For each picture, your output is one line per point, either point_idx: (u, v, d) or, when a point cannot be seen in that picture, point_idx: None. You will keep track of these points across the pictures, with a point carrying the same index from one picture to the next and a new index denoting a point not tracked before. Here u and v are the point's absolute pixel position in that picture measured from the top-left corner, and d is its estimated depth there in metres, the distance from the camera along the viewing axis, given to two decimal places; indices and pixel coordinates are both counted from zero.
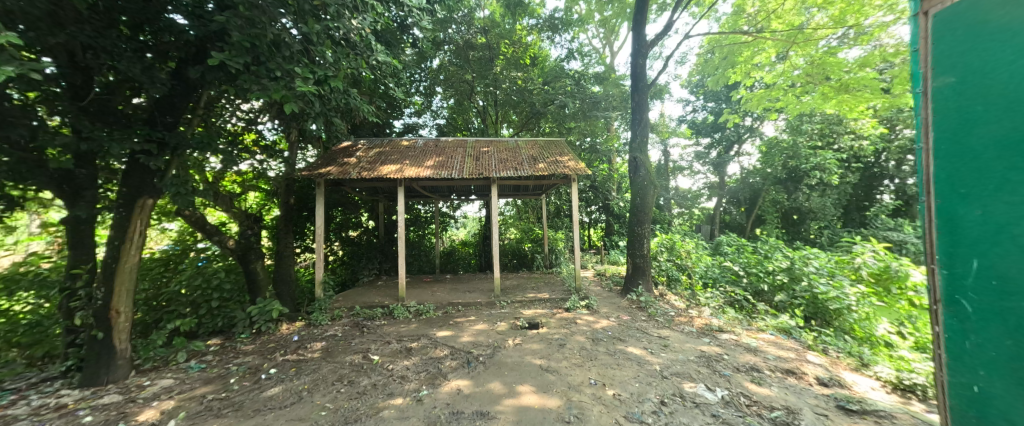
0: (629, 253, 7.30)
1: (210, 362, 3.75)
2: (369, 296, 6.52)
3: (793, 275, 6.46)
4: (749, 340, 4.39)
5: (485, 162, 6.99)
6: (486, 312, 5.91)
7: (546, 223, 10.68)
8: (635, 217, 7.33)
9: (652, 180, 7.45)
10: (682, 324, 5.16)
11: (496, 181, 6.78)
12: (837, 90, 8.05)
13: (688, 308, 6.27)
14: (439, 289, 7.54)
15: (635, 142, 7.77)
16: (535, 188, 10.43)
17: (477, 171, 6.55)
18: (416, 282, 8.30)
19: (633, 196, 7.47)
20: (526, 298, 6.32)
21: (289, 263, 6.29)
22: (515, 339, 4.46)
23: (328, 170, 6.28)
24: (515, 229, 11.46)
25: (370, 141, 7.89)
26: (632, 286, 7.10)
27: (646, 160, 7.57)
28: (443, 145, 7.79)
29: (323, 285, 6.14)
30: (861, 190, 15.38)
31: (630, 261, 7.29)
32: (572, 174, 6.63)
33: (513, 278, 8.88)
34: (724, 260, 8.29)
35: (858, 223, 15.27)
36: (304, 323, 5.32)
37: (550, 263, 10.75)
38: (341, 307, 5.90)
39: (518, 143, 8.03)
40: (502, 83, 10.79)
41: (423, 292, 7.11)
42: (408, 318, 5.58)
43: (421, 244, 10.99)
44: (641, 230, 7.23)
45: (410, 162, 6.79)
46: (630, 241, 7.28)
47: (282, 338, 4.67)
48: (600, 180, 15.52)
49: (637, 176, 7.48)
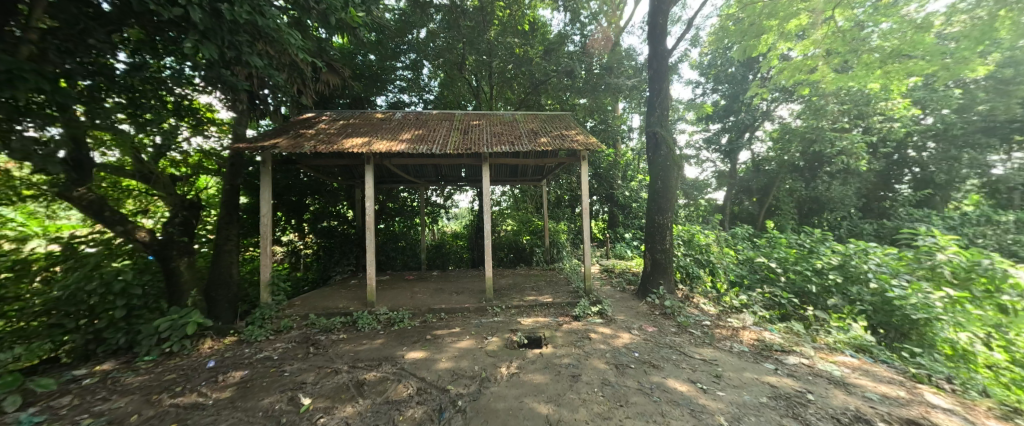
0: (647, 248, 6.13)
1: (56, 412, 2.54)
2: (332, 301, 5.30)
3: (850, 275, 5.31)
4: (829, 367, 3.21)
5: (474, 136, 5.76)
6: (475, 321, 4.73)
7: (547, 212, 9.52)
8: (655, 203, 6.12)
9: (676, 160, 6.24)
10: (727, 340, 3.99)
11: (489, 159, 5.56)
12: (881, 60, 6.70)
13: (722, 314, 5.12)
14: (421, 290, 6.34)
15: (654, 116, 6.58)
16: (535, 172, 9.24)
17: (465, 145, 5.30)
18: (396, 282, 7.10)
19: (652, 180, 6.31)
20: (525, 303, 5.15)
21: (229, 260, 5.06)
22: (510, 366, 3.27)
23: (276, 142, 4.99)
24: (512, 220, 10.33)
25: (338, 113, 6.60)
26: (650, 287, 5.96)
27: (668, 135, 6.35)
28: (425, 117, 6.51)
29: (271, 288, 4.91)
30: (880, 178, 14.33)
31: (648, 258, 6.12)
32: (582, 150, 5.42)
33: (510, 276, 7.69)
34: (753, 255, 7.17)
35: (877, 214, 14.20)
36: (236, 339, 4.10)
37: (551, 258, 9.62)
38: (292, 315, 4.68)
39: (516, 115, 6.77)
40: (498, 52, 9.45)
41: (400, 294, 5.90)
42: (375, 330, 4.39)
43: (406, 236, 9.79)
44: (665, 220, 6.03)
45: (382, 135, 5.52)
46: (648, 232, 6.15)
47: (193, 362, 3.45)
48: (605, 167, 14.35)
49: (660, 156, 6.24)
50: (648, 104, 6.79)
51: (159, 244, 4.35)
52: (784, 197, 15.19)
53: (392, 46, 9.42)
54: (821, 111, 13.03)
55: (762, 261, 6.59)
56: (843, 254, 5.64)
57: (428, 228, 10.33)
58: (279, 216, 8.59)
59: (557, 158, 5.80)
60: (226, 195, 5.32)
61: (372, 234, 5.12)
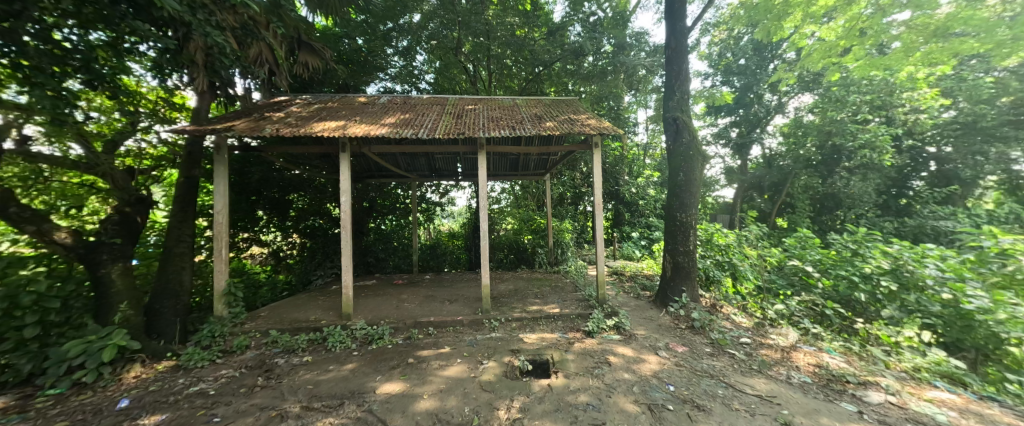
0: (667, 250, 5.37)
1: None
2: (303, 313, 4.55)
3: (906, 281, 4.57)
4: (928, 408, 2.48)
5: (469, 120, 5.00)
6: (468, 338, 3.97)
7: (551, 209, 8.77)
8: (675, 198, 5.33)
9: (700, 148, 5.42)
10: (778, 365, 3.24)
11: (486, 146, 4.79)
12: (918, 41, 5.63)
13: (760, 328, 4.37)
14: (409, 298, 5.58)
15: (672, 101, 5.82)
16: (538, 165, 8.50)
17: (456, 129, 4.54)
18: (384, 288, 6.36)
19: (669, 172, 5.57)
20: (528, 316, 4.40)
21: (179, 265, 4.32)
22: (512, 407, 2.53)
23: (232, 125, 4.20)
24: (512, 218, 9.47)
25: (315, 97, 5.83)
26: (670, 294, 5.22)
27: (689, 121, 5.57)
28: (414, 101, 5.72)
29: (228, 298, 4.14)
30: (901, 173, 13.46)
31: (667, 261, 5.36)
32: (594, 135, 4.66)
33: (511, 280, 6.95)
34: (783, 258, 6.39)
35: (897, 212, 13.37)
36: (174, 363, 3.35)
37: (555, 259, 8.88)
38: (250, 332, 3.92)
39: (517, 100, 5.98)
40: (496, 34, 8.63)
41: (384, 303, 5.16)
42: (348, 352, 3.62)
43: (398, 236, 9.03)
44: (688, 218, 5.24)
45: (361, 118, 4.73)
46: (667, 231, 5.40)
47: (103, 401, 2.68)
48: (611, 162, 13.61)
49: (681, 147, 5.44)
50: (664, 89, 6.06)
51: (85, 247, 3.58)
52: (799, 193, 14.44)
53: (381, 28, 8.54)
54: (843, 102, 12.21)
55: (794, 264, 5.82)
56: (895, 257, 4.86)
57: (421, 226, 9.57)
58: (261, 215, 7.78)
59: (567, 146, 5.00)
60: (180, 188, 4.60)
61: (350, 233, 4.36)
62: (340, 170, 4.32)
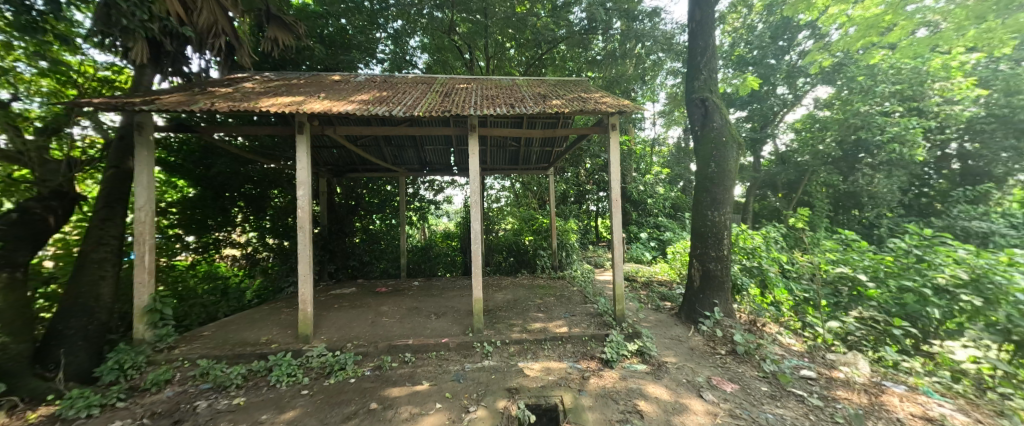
0: (694, 256, 4.51)
1: None
2: (254, 333, 3.71)
3: (992, 296, 3.68)
4: None
5: (459, 98, 4.15)
6: (454, 369, 3.13)
7: (555, 208, 7.92)
8: (703, 195, 4.42)
9: (734, 134, 4.53)
10: (871, 416, 2.38)
11: (478, 129, 3.93)
12: (983, 9, 4.69)
13: (819, 357, 3.50)
14: (390, 311, 4.72)
15: (697, 80, 4.95)
16: (539, 159, 7.66)
17: (441, 107, 3.69)
18: (365, 297, 5.53)
19: (696, 164, 4.66)
20: (531, 338, 3.55)
21: (97, 274, 3.48)
22: None
23: (160, 98, 3.35)
24: (512, 217, 8.60)
25: (281, 75, 4.98)
26: (700, 309, 4.37)
27: (720, 102, 4.68)
28: (396, 80, 4.86)
29: (151, 319, 3.26)
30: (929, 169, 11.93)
31: (694, 269, 4.50)
32: (611, 114, 3.81)
33: (510, 288, 6.12)
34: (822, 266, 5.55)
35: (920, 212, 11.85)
36: (54, 412, 2.50)
37: (559, 263, 8.07)
38: (176, 362, 3.08)
39: (516, 80, 5.12)
40: (493, 10, 7.70)
41: (360, 318, 4.35)
42: (295, 391, 2.78)
43: (386, 237, 8.20)
44: (721, 218, 4.32)
45: (327, 95, 3.88)
46: (693, 232, 4.54)
47: None
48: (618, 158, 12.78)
49: (711, 134, 4.51)
50: (686, 67, 5.21)
51: None
52: (818, 192, 13.42)
53: (368, 6, 7.58)
54: (871, 93, 11.21)
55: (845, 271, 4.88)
56: (974, 265, 3.95)
57: (413, 226, 8.75)
58: (235, 213, 7.07)
59: (578, 129, 4.09)
60: (107, 180, 3.74)
61: (309, 236, 3.51)
62: (297, 157, 3.46)
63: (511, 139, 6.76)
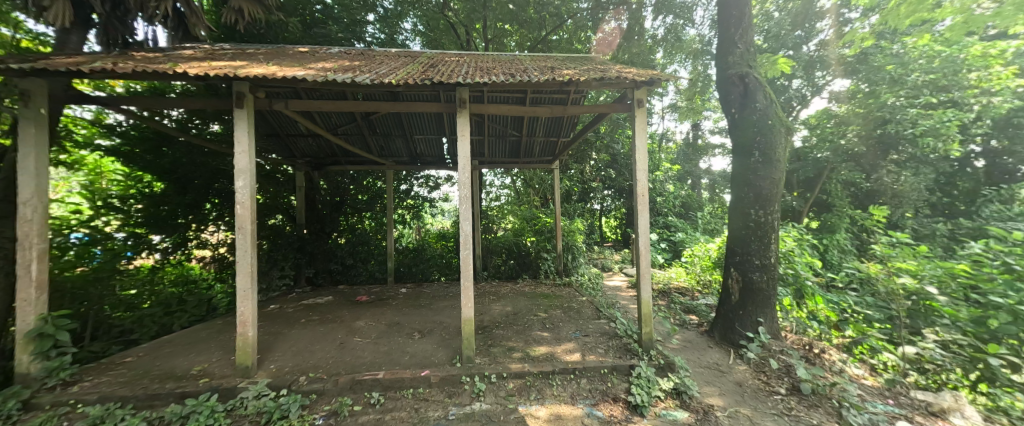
0: (730, 262, 3.76)
1: None
2: (184, 362, 2.94)
3: None
4: None
5: (447, 68, 3.37)
6: (434, 418, 2.36)
7: (560, 206, 7.08)
8: (744, 190, 3.65)
9: (781, 117, 3.71)
10: None
11: (471, 106, 3.14)
12: None
13: (909, 400, 2.74)
14: (368, 327, 3.97)
15: (731, 53, 4.10)
16: (544, 151, 6.88)
17: (423, 75, 2.90)
18: (344, 307, 4.80)
19: (735, 153, 3.87)
20: (537, 369, 2.79)
21: None
22: None
23: (57, 59, 2.59)
24: (513, 216, 7.74)
25: (237, 46, 4.18)
26: (739, 328, 3.62)
27: (762, 80, 3.86)
28: (376, 52, 4.08)
29: (39, 348, 2.50)
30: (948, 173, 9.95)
31: (730, 279, 3.74)
32: (637, 85, 3.01)
33: (513, 296, 5.40)
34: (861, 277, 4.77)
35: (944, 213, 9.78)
36: None
37: (564, 268, 7.32)
38: (62, 406, 2.32)
39: (517, 55, 4.33)
40: None
41: (327, 337, 3.59)
42: None
43: (374, 237, 7.47)
44: (768, 217, 3.53)
45: (281, 62, 3.11)
46: (731, 233, 3.78)
47: None
48: (624, 156, 12.06)
49: (754, 118, 3.72)
50: (716, 39, 4.34)
51: None
52: (836, 191, 11.28)
53: None
54: (901, 82, 9.58)
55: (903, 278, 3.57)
56: None
57: (407, 225, 8.01)
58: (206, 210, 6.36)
59: (594, 107, 3.27)
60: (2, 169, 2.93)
61: (252, 240, 2.75)
62: (235, 137, 2.69)
63: (511, 127, 6.08)
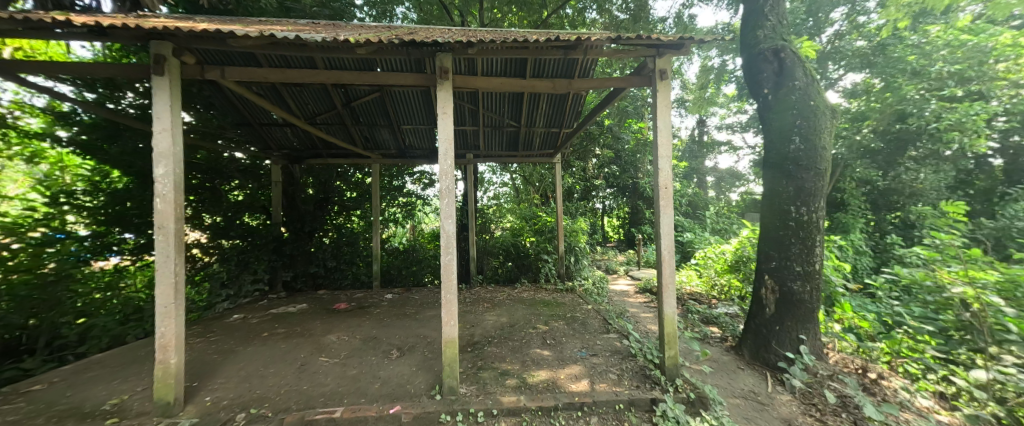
0: (762, 268, 3.20)
1: None
2: (101, 393, 2.39)
3: None
4: None
5: (427, 34, 2.80)
6: None
7: (562, 204, 6.47)
8: (782, 182, 3.07)
9: (824, 99, 3.13)
10: None
11: (456, 78, 2.58)
12: None
13: None
14: (340, 342, 3.41)
15: (763, 25, 3.48)
16: (544, 143, 6.27)
17: (392, 37, 2.33)
18: (319, 316, 4.25)
19: (769, 140, 3.29)
20: (536, 404, 2.23)
21: None
22: None
23: None
24: (512, 215, 7.17)
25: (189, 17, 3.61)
26: (775, 346, 3.06)
27: (800, 56, 3.27)
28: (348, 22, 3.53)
29: None
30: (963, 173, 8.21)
31: (763, 289, 3.18)
32: (659, 50, 2.43)
33: (511, 303, 4.85)
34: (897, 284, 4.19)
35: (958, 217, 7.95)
36: None
37: (566, 271, 6.76)
38: None
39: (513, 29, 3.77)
40: None
41: (287, 356, 3.03)
42: None
43: (361, 237, 6.91)
44: (811, 216, 2.96)
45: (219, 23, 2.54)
46: (763, 234, 3.23)
47: None
48: (629, 153, 11.47)
49: (792, 98, 3.15)
50: (743, 10, 3.72)
51: None
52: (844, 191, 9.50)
53: None
54: (922, 74, 7.85)
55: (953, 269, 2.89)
56: None
57: (397, 225, 7.45)
58: None
59: (604, 81, 2.71)
60: None
61: (177, 243, 2.19)
62: (155, 112, 2.12)
63: (509, 117, 5.54)
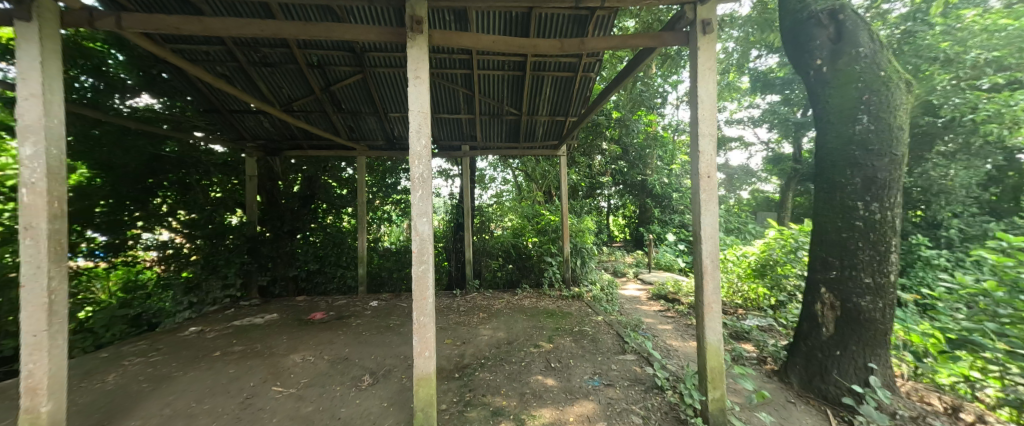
0: (817, 279, 2.59)
1: None
2: None
3: None
4: None
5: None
6: None
7: (567, 202, 5.84)
8: (845, 172, 2.46)
9: (894, 68, 2.51)
10: None
11: (433, 33, 1.99)
12: None
13: None
14: (304, 364, 2.84)
15: None
16: (547, 133, 5.65)
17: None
18: (291, 327, 3.71)
19: (824, 121, 2.67)
20: None
21: None
22: None
23: None
24: (513, 213, 6.56)
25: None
26: (835, 376, 2.45)
27: (860, 17, 2.65)
28: None
29: None
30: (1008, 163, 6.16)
31: (817, 305, 2.58)
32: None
33: (510, 314, 4.26)
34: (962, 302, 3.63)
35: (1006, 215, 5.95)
36: None
37: (571, 275, 6.16)
38: None
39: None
40: None
41: (234, 385, 2.47)
42: None
43: (348, 236, 6.35)
44: (885, 214, 2.33)
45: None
46: (818, 236, 2.61)
47: None
48: (637, 149, 10.81)
49: (856, 69, 2.53)
50: None
51: None
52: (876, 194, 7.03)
53: None
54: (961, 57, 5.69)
55: None
56: None
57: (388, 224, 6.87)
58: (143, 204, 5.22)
59: (627, 39, 2.14)
60: None
61: (55, 242, 1.75)
62: (21, 73, 1.72)
63: (509, 103, 4.98)
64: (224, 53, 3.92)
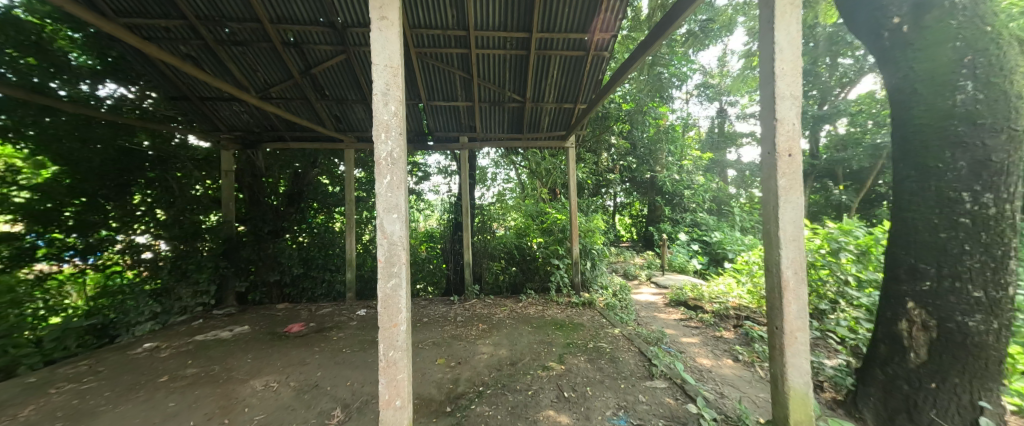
0: (901, 292, 2.05)
1: None
2: None
3: None
4: None
5: None
6: None
7: (576, 199, 5.31)
8: (941, 155, 1.93)
9: (1003, 19, 1.93)
10: None
11: None
12: None
13: None
14: (264, 393, 2.35)
15: None
16: (554, 121, 5.12)
17: None
18: (261, 343, 3.22)
19: (906, 94, 2.12)
20: None
21: None
22: None
23: None
24: (517, 212, 6.02)
25: None
26: (927, 415, 1.92)
27: None
28: None
29: None
30: None
31: (902, 324, 2.03)
32: None
33: (515, 325, 3.74)
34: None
35: None
36: None
37: (580, 279, 5.62)
38: None
39: None
40: None
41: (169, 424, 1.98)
42: None
43: (337, 238, 5.85)
44: (1001, 207, 1.80)
45: None
46: (904, 237, 2.06)
47: None
48: (647, 144, 10.23)
49: (953, 25, 1.93)
50: None
51: None
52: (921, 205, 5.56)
53: None
54: None
55: None
56: None
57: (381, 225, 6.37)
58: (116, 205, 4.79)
59: None
60: None
61: None
62: None
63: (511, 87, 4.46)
64: (188, 30, 3.46)
